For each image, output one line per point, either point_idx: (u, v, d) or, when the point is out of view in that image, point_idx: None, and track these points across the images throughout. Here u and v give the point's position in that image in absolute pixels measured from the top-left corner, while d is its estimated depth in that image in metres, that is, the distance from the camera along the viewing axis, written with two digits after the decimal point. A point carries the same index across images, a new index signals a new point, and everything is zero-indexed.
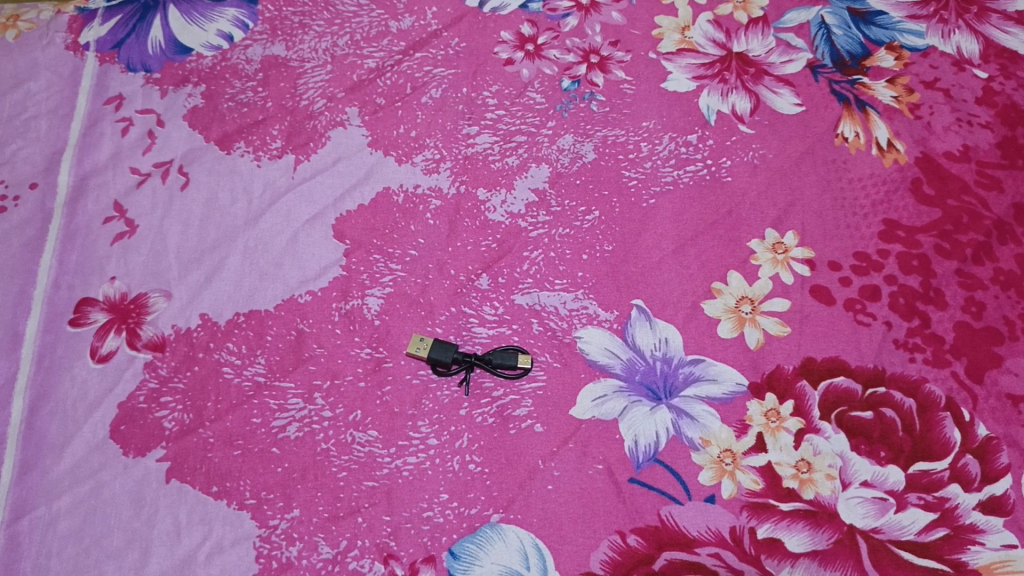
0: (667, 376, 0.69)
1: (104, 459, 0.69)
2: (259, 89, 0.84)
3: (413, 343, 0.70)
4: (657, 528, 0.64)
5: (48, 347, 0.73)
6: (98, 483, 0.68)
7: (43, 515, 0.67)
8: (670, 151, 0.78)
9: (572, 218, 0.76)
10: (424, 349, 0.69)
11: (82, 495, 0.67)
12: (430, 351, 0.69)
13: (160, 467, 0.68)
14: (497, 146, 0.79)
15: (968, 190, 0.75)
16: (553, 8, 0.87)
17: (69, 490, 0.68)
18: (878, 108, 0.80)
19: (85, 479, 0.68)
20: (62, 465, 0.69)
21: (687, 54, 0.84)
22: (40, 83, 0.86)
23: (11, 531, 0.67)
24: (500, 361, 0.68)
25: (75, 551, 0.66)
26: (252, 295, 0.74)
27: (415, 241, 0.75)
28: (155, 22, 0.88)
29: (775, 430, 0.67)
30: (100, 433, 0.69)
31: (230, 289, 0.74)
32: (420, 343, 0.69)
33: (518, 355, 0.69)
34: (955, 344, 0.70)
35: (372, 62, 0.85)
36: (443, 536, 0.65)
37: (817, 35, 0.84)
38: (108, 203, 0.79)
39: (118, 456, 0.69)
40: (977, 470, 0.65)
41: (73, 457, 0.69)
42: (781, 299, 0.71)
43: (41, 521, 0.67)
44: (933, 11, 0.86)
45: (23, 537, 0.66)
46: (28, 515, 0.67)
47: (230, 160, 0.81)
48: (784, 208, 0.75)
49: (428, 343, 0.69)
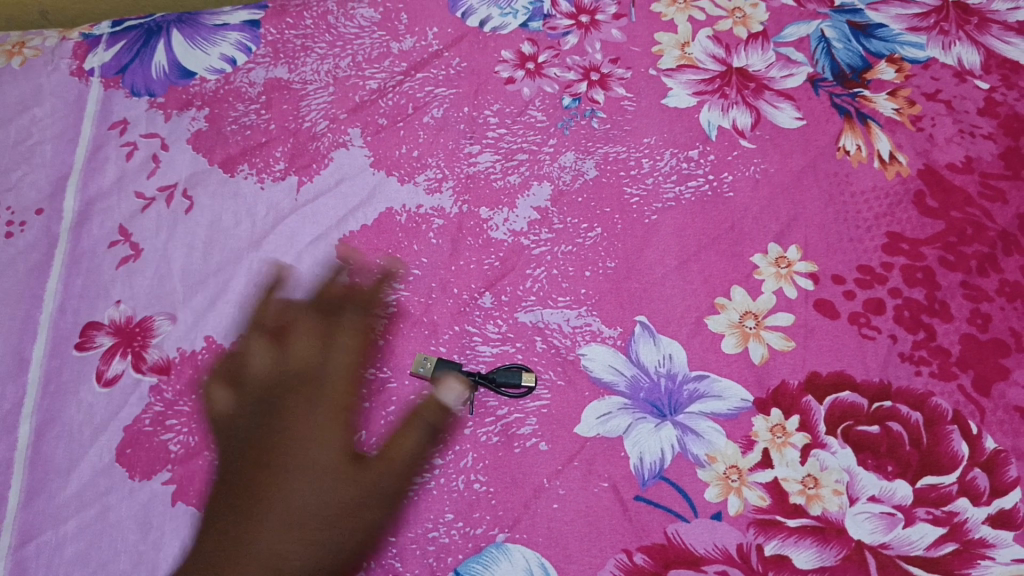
0: (671, 393, 0.69)
1: (308, 460, 0.68)
2: (262, 112, 0.84)
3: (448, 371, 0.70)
4: (664, 546, 0.64)
5: (54, 372, 0.74)
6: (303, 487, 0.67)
7: (251, 518, 0.66)
8: (671, 166, 0.78)
9: (575, 235, 0.76)
10: (444, 393, 0.69)
11: (289, 497, 0.67)
12: (449, 403, 0.69)
13: (365, 467, 0.68)
14: (499, 165, 0.80)
15: (972, 202, 0.75)
16: (553, 26, 0.87)
17: (275, 493, 0.67)
18: (880, 121, 0.80)
19: (292, 481, 0.67)
20: (256, 466, 0.68)
21: (687, 70, 0.84)
22: (45, 109, 0.86)
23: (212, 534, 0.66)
24: (502, 380, 0.68)
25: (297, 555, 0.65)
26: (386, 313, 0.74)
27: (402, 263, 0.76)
28: (159, 47, 0.89)
29: (781, 447, 0.66)
30: (303, 432, 0.69)
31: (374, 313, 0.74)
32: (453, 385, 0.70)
33: (522, 373, 0.69)
34: (961, 357, 0.69)
35: (374, 83, 0.85)
36: (448, 556, 0.64)
37: (817, 49, 0.84)
38: (113, 227, 0.80)
39: (326, 456, 0.68)
40: (985, 484, 0.65)
41: (271, 457, 0.68)
42: (786, 314, 0.71)
43: (252, 526, 0.66)
44: (933, 23, 0.86)
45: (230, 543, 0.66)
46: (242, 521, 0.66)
47: (234, 183, 0.81)
48: (787, 222, 0.75)
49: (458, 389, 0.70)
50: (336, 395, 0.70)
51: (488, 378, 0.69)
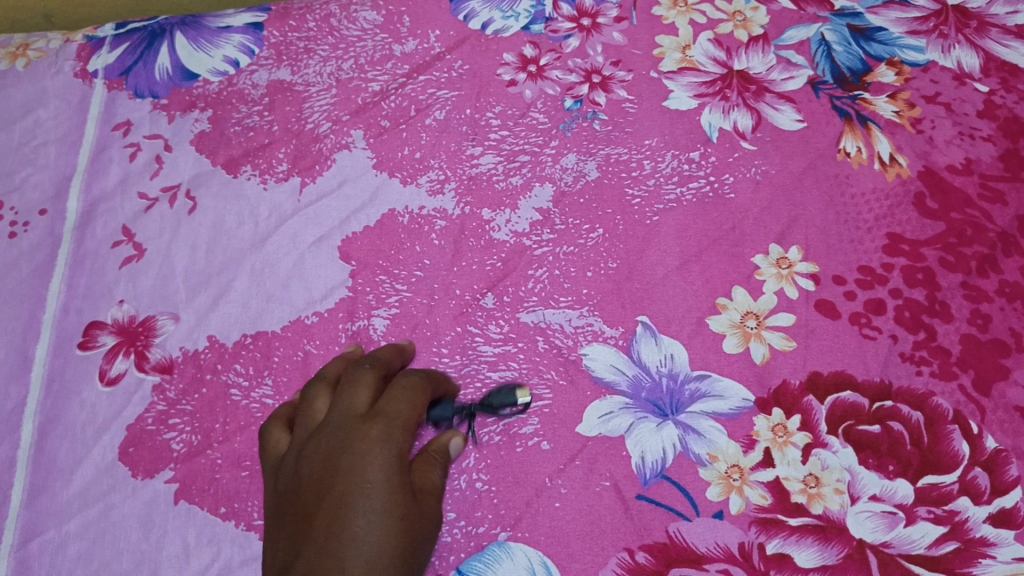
0: (673, 393, 0.69)
1: (382, 490, 0.53)
2: (265, 114, 0.85)
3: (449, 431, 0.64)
4: (665, 545, 0.64)
5: (57, 371, 0.74)
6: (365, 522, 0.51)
7: (354, 544, 0.50)
8: (672, 168, 0.79)
9: (576, 236, 0.76)
10: (450, 447, 0.62)
11: (361, 540, 0.50)
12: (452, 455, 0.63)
13: (417, 501, 0.55)
14: (501, 167, 0.80)
15: (971, 203, 0.75)
16: (554, 29, 0.88)
17: (368, 535, 0.51)
18: (880, 123, 0.80)
19: (385, 513, 0.52)
20: (345, 503, 0.52)
21: (688, 73, 0.84)
22: (49, 110, 0.87)
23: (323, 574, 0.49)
24: (500, 403, 0.68)
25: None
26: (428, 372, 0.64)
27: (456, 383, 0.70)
28: (162, 50, 0.90)
29: (782, 446, 0.67)
30: (381, 460, 0.54)
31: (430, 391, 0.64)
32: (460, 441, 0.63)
33: (515, 391, 0.68)
34: (962, 357, 0.69)
35: (376, 86, 0.86)
36: (450, 555, 0.65)
37: (817, 52, 0.85)
38: (117, 227, 0.80)
39: (395, 481, 0.54)
40: (985, 483, 0.65)
41: (361, 486, 0.53)
42: (786, 314, 0.72)
43: (354, 560, 0.50)
44: (932, 26, 0.86)
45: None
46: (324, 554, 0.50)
47: (237, 184, 0.81)
48: (788, 223, 0.76)
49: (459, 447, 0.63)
50: (382, 420, 0.57)
51: (486, 402, 0.68)
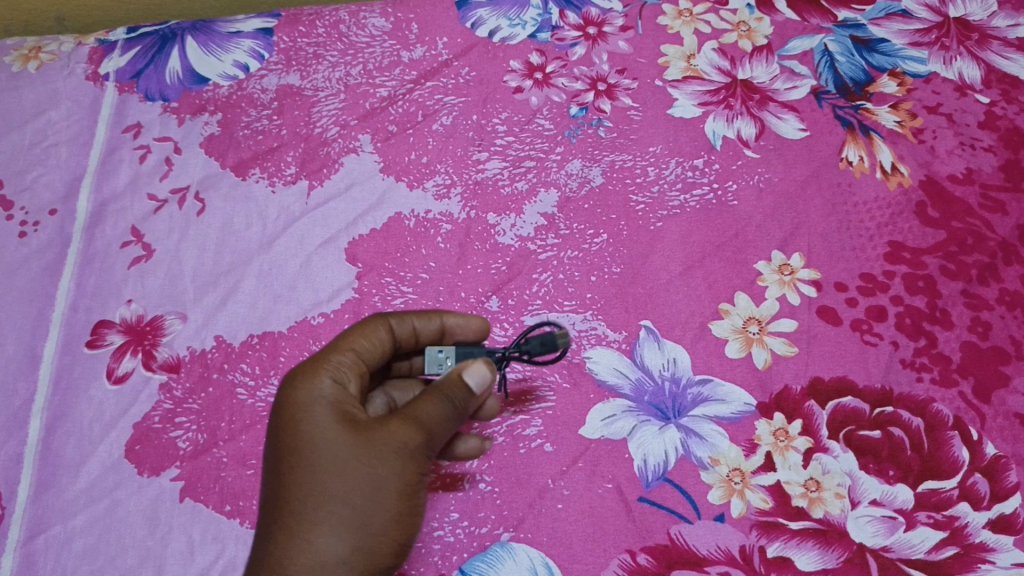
0: (675, 397, 0.70)
1: (316, 435, 0.57)
2: (274, 117, 0.86)
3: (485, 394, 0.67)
4: (667, 547, 0.64)
5: (65, 369, 0.74)
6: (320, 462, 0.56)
7: (296, 484, 0.56)
8: (676, 175, 0.80)
9: (581, 241, 0.77)
10: (465, 375, 0.58)
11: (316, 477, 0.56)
12: (473, 388, 0.58)
13: (371, 430, 0.57)
14: (507, 172, 0.81)
15: (972, 212, 0.76)
16: (561, 38, 0.89)
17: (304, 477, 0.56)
18: (882, 133, 0.81)
19: (320, 457, 0.57)
20: (289, 454, 0.58)
21: (692, 81, 0.85)
22: (60, 112, 0.88)
23: (280, 502, 0.57)
24: (537, 348, 0.62)
25: (340, 540, 0.55)
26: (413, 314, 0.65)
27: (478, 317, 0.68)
28: (173, 54, 0.91)
29: (784, 450, 0.67)
30: (316, 408, 0.58)
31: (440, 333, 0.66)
32: (479, 368, 0.59)
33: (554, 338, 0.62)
34: (962, 364, 0.70)
35: (384, 91, 0.87)
36: (453, 555, 0.65)
37: (820, 62, 0.86)
38: (126, 228, 0.81)
39: (336, 422, 0.58)
40: (985, 489, 0.65)
41: (298, 438, 0.58)
42: (788, 320, 0.72)
43: (298, 496, 0.56)
44: (934, 38, 0.87)
45: (292, 516, 0.56)
46: (281, 484, 0.57)
47: (245, 186, 0.82)
48: (790, 230, 0.76)
49: (484, 376, 0.59)
50: (327, 367, 0.60)
51: (520, 349, 0.62)
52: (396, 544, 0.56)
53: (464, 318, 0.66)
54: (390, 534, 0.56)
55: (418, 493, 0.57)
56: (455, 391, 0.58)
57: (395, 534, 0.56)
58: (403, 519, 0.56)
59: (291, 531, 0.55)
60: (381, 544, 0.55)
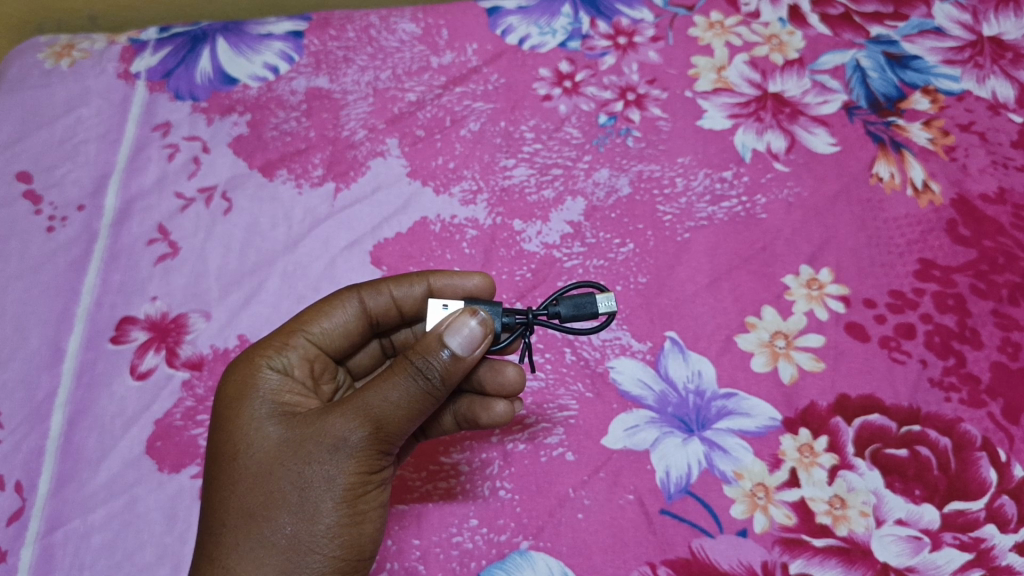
0: (699, 409, 0.69)
1: (249, 437, 0.56)
2: (303, 119, 0.86)
3: (506, 359, 0.65)
4: (688, 560, 0.64)
5: (88, 364, 0.74)
6: (243, 469, 0.55)
7: (223, 500, 0.55)
8: (704, 186, 0.79)
9: (607, 250, 0.77)
10: (446, 339, 0.52)
11: (238, 485, 0.54)
12: (451, 350, 0.52)
13: (306, 426, 0.55)
14: (534, 179, 0.81)
15: (1004, 232, 0.75)
16: (591, 47, 0.89)
17: (231, 489, 0.55)
18: (913, 149, 0.81)
19: (249, 465, 0.55)
20: (220, 463, 0.56)
21: (723, 94, 0.85)
22: (90, 109, 0.88)
23: (209, 524, 0.55)
24: (570, 312, 0.55)
25: (267, 561, 0.52)
26: (388, 282, 0.65)
27: (477, 274, 0.66)
28: (204, 53, 0.91)
29: (808, 466, 0.66)
30: (253, 407, 0.57)
31: (428, 295, 0.65)
32: (464, 324, 0.53)
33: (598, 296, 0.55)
34: (991, 384, 0.69)
35: (413, 96, 0.87)
36: (471, 561, 0.65)
37: (852, 78, 0.85)
38: (152, 225, 0.81)
39: (272, 420, 0.56)
40: (1013, 511, 0.64)
41: (231, 443, 0.56)
42: (816, 335, 0.72)
43: (223, 514, 0.54)
44: (968, 56, 0.86)
45: (215, 541, 0.54)
46: (211, 499, 0.56)
47: (272, 186, 0.82)
48: (819, 245, 0.76)
49: (471, 332, 0.52)
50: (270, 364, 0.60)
51: (551, 309, 0.56)
52: (338, 557, 0.54)
53: (458, 278, 0.65)
54: (327, 547, 0.53)
55: (366, 495, 0.55)
56: (428, 357, 0.52)
57: (329, 547, 0.53)
58: (344, 528, 0.54)
59: (213, 556, 0.54)
60: (315, 560, 0.53)
